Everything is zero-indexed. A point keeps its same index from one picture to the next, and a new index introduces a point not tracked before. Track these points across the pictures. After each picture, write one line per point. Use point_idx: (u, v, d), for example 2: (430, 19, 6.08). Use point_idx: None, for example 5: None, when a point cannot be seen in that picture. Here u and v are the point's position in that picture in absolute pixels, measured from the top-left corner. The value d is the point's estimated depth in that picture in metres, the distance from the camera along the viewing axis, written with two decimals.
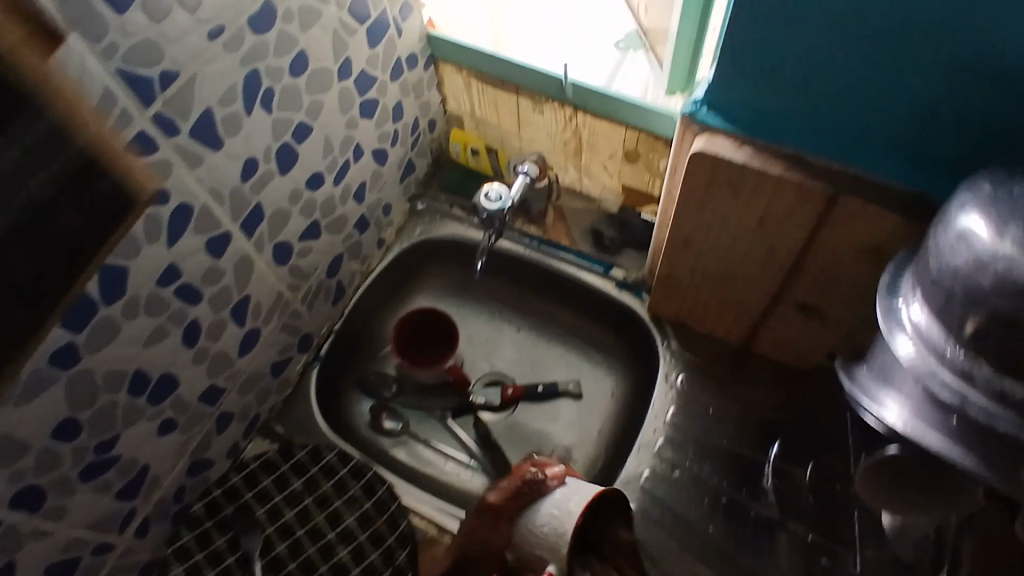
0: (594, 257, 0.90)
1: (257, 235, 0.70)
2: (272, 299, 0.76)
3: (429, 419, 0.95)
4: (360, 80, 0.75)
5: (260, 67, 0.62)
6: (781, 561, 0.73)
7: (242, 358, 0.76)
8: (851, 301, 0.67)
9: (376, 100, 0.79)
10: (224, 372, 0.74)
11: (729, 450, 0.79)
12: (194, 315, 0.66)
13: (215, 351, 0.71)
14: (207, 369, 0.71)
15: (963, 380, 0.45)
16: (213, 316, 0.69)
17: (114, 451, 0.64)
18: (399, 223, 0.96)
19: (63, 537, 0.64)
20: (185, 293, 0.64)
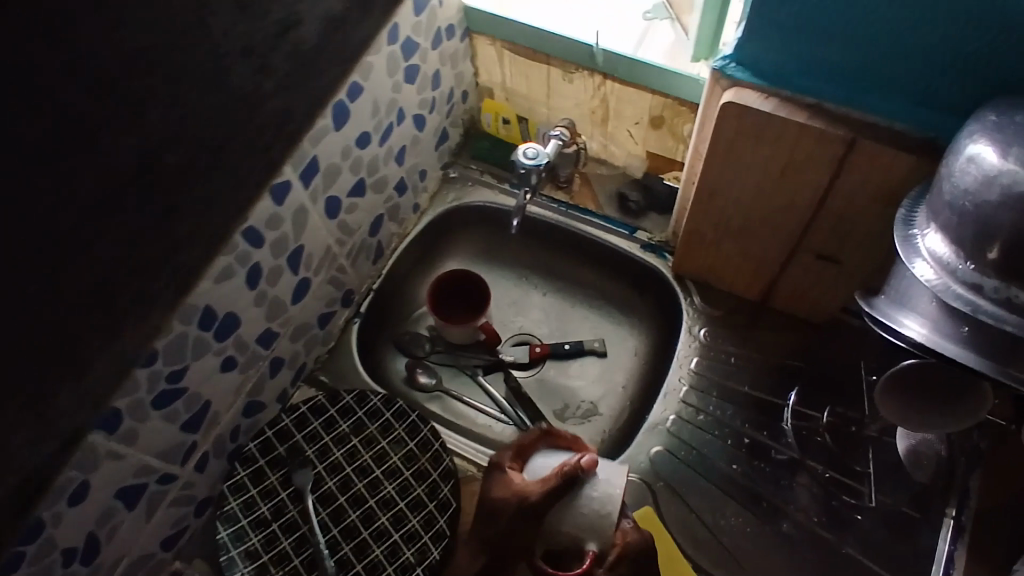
0: (619, 221, 0.96)
1: (313, 187, 0.75)
2: (322, 251, 0.82)
3: (461, 376, 1.00)
4: (405, 45, 0.80)
5: None
6: (800, 495, 0.79)
7: (295, 305, 0.81)
8: (866, 246, 0.73)
9: (418, 66, 0.84)
10: (279, 317, 0.79)
11: (749, 395, 0.85)
12: (257, 258, 0.71)
13: (272, 296, 0.76)
14: (265, 313, 0.76)
15: (974, 292, 0.50)
16: (272, 262, 0.74)
17: (183, 382, 0.68)
18: (434, 189, 1.01)
19: (135, 463, 0.67)
20: (251, 235, 0.69)
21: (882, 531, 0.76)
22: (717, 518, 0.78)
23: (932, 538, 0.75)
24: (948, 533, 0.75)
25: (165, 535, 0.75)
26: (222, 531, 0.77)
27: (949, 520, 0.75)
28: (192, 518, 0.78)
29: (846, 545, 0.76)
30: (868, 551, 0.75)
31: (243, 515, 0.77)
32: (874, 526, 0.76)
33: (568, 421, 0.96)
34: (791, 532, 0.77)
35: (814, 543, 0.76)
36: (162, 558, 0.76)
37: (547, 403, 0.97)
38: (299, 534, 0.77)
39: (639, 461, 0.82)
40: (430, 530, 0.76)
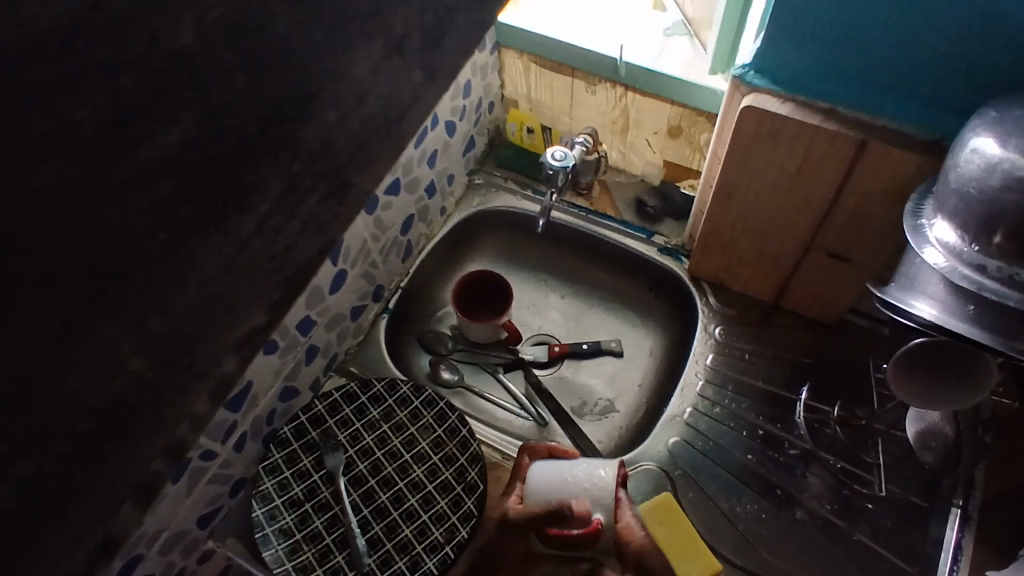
0: (637, 225, 1.02)
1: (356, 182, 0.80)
2: (359, 245, 0.86)
3: (482, 373, 1.01)
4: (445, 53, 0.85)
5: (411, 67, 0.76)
6: (813, 484, 0.82)
7: (331, 295, 0.84)
8: (876, 245, 0.78)
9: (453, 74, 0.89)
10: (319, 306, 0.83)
11: (762, 389, 0.89)
12: None
13: (314, 284, 0.80)
14: (307, 300, 0.80)
15: (978, 272, 0.55)
16: None
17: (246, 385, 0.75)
18: (459, 194, 1.07)
19: None
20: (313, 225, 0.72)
21: (892, 518, 0.79)
22: (733, 505, 0.81)
23: (940, 527, 0.78)
24: (955, 521, 0.77)
25: (201, 514, 0.76)
26: (258, 509, 0.79)
27: (955, 509, 0.78)
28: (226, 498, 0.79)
29: (858, 533, 0.79)
30: (879, 537, 0.78)
31: (277, 495, 0.80)
32: (884, 514, 0.80)
33: (588, 418, 0.98)
34: (804, 519, 0.80)
35: (827, 530, 0.79)
36: (197, 538, 0.77)
37: (566, 398, 1.00)
38: (331, 513, 0.79)
39: (658, 450, 0.85)
40: (458, 511, 0.79)
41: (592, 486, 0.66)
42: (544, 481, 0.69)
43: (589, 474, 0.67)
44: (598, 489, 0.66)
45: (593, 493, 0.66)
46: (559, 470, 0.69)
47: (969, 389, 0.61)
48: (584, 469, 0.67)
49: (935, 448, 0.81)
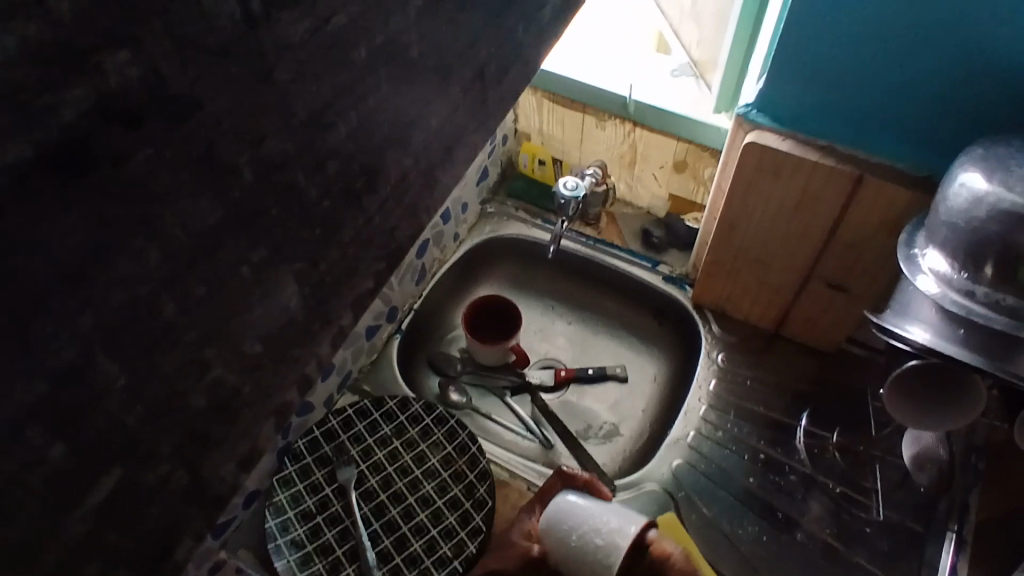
0: (642, 255, 1.06)
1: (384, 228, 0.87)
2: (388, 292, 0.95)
3: (490, 396, 1.04)
4: None
5: None
6: (813, 508, 0.84)
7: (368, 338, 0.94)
8: (872, 277, 0.82)
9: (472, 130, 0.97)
10: (358, 343, 0.93)
11: (763, 415, 0.91)
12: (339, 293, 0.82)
13: None
14: (346, 344, 0.89)
15: (967, 298, 0.60)
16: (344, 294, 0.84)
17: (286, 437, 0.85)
18: (471, 222, 1.11)
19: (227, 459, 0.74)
20: None
21: (890, 542, 0.81)
22: (734, 527, 0.83)
23: (936, 551, 0.79)
24: (951, 545, 0.78)
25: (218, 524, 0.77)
26: (270, 520, 0.80)
27: (952, 533, 0.79)
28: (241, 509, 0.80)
29: (857, 556, 0.80)
30: (876, 560, 0.80)
31: (290, 507, 0.82)
32: (882, 538, 0.81)
33: (591, 440, 1.00)
34: (805, 541, 0.82)
35: (827, 553, 0.81)
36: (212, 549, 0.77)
37: (572, 421, 1.02)
38: (342, 526, 0.81)
39: (661, 472, 0.87)
40: (467, 527, 0.81)
41: (599, 553, 0.65)
42: (556, 532, 0.69)
43: (598, 539, 0.66)
44: (605, 558, 0.65)
45: (601, 562, 0.65)
46: (572, 522, 0.68)
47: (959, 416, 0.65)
48: (593, 530, 0.66)
49: (929, 470, 0.82)
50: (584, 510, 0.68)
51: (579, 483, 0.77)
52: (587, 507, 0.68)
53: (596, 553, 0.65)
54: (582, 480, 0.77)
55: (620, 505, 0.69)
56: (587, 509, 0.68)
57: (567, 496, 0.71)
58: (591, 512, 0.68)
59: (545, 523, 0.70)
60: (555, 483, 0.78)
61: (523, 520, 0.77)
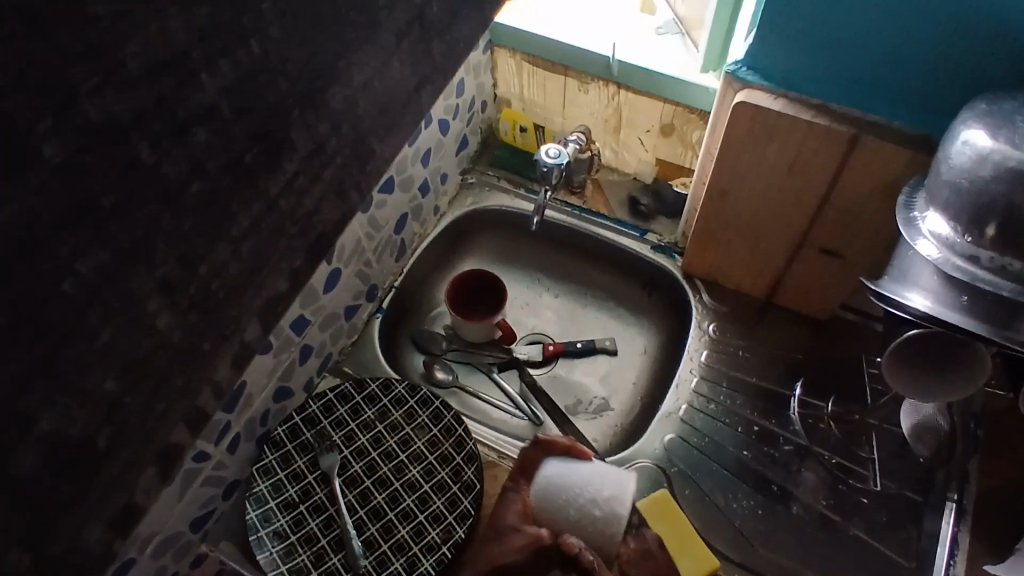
0: (630, 223, 1.03)
1: (369, 225, 0.88)
2: (350, 244, 0.85)
3: (476, 373, 1.01)
4: (439, 124, 0.94)
5: (407, 177, 0.90)
6: (807, 479, 0.82)
7: (324, 294, 0.83)
8: (867, 241, 0.79)
9: (447, 120, 0.95)
10: (315, 307, 0.82)
11: (756, 385, 0.89)
12: (326, 298, 0.84)
13: (325, 307, 0.84)
14: (300, 299, 0.79)
15: (971, 263, 0.57)
16: (331, 296, 0.85)
17: None
18: (452, 193, 1.07)
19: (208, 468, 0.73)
20: (330, 281, 0.83)
21: (887, 513, 0.80)
22: (730, 502, 0.81)
23: (935, 521, 0.78)
24: (951, 515, 0.78)
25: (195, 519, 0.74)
26: (251, 511, 0.77)
27: (951, 502, 0.78)
28: (219, 501, 0.77)
29: (853, 527, 0.79)
30: (873, 531, 0.79)
31: (272, 497, 0.79)
32: (879, 508, 0.80)
33: (581, 416, 0.98)
34: (801, 514, 0.80)
35: (824, 526, 0.79)
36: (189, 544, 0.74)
37: (562, 396, 0.99)
38: (326, 514, 0.78)
39: (653, 447, 0.85)
40: (455, 511, 0.78)
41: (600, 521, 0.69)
42: (552, 507, 0.71)
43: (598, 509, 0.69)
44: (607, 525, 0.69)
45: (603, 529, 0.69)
46: (567, 495, 0.71)
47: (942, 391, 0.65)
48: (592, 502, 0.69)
49: (928, 440, 0.82)
50: (577, 483, 0.71)
51: (559, 449, 0.75)
52: (580, 477, 0.71)
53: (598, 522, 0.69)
54: (561, 446, 0.75)
55: (609, 468, 0.72)
56: (581, 482, 0.71)
57: (555, 468, 0.73)
58: (585, 486, 0.70)
59: (538, 498, 0.72)
60: (535, 454, 0.76)
61: (513, 501, 0.73)
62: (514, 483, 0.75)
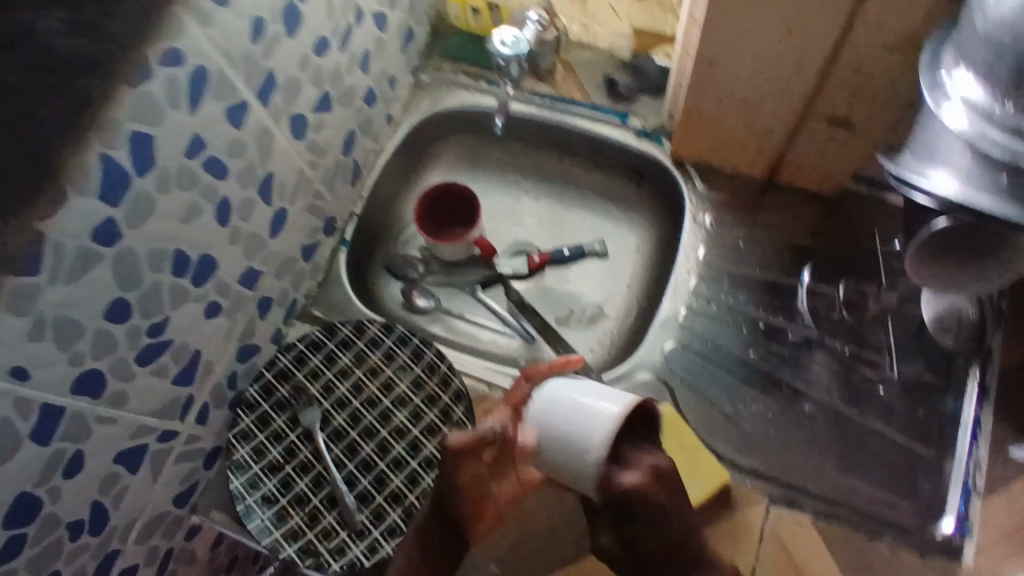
0: (609, 108, 0.91)
1: (307, 141, 0.76)
2: (258, 135, 0.68)
3: (460, 294, 0.94)
4: (377, 20, 0.81)
5: (334, 93, 0.78)
6: (819, 374, 0.77)
7: (228, 228, 0.68)
8: (882, 105, 0.68)
9: (387, 11, 0.83)
10: (224, 244, 0.68)
11: (762, 278, 0.81)
12: (274, 247, 0.76)
13: (280, 257, 0.78)
14: (244, 251, 0.71)
15: (1015, 137, 0.49)
16: (284, 249, 0.78)
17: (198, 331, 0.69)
18: (406, 97, 0.94)
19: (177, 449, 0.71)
20: (276, 223, 0.75)
21: (906, 401, 0.75)
22: (737, 408, 0.76)
23: (958, 402, 0.74)
24: (973, 396, 0.74)
25: (75, 517, 0.61)
26: (235, 480, 0.74)
27: (973, 381, 0.75)
28: (30, 519, 0.56)
29: (871, 420, 0.74)
30: (892, 422, 0.74)
31: (254, 462, 0.75)
32: (897, 396, 0.75)
33: (574, 326, 0.91)
34: (814, 413, 0.75)
35: (837, 421, 0.75)
36: (98, 544, 0.65)
37: (552, 309, 0.93)
38: (314, 472, 0.74)
39: (653, 358, 0.79)
40: None
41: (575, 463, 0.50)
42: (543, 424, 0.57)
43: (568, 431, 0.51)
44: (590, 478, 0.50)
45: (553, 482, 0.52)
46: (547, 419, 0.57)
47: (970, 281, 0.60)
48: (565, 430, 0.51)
49: (953, 329, 0.76)
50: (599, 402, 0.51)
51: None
52: (624, 405, 0.50)
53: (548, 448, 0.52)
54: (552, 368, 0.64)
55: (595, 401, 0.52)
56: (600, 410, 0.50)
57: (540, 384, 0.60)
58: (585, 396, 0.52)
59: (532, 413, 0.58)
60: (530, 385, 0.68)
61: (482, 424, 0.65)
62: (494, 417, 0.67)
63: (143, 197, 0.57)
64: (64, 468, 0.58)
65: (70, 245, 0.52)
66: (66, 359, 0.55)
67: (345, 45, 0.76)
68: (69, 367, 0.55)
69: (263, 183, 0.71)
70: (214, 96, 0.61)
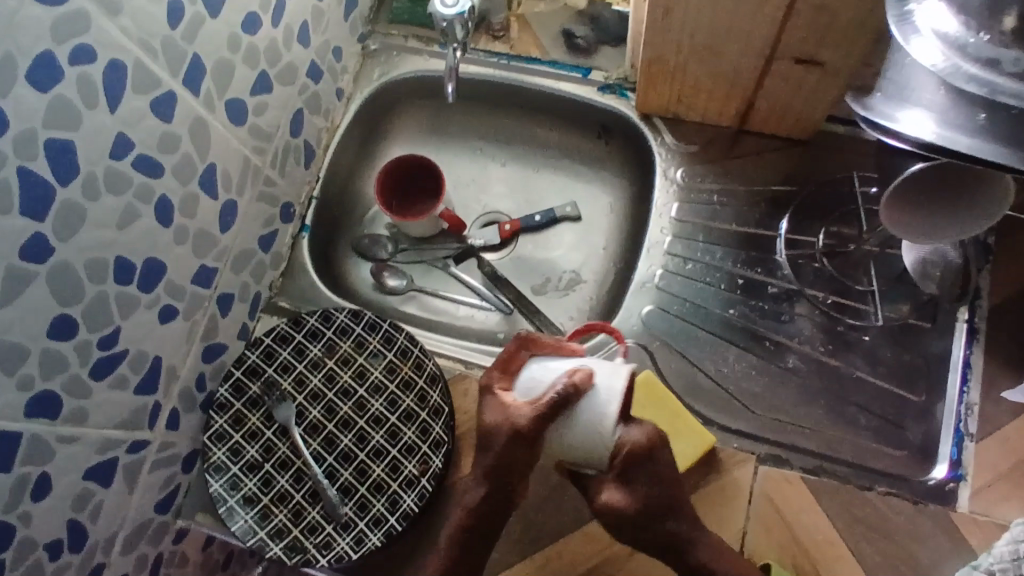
0: (569, 64, 0.87)
1: (248, 126, 0.72)
2: (191, 126, 0.64)
3: (433, 270, 0.91)
4: None
5: (273, 73, 0.73)
6: (802, 327, 0.75)
7: (172, 228, 0.64)
8: (847, 41, 0.64)
9: None
10: (170, 244, 0.64)
11: (739, 232, 0.79)
12: (226, 242, 0.72)
13: (236, 250, 0.74)
14: (194, 248, 0.68)
15: (989, 69, 0.47)
16: (239, 242, 0.74)
17: (141, 335, 0.63)
18: (354, 69, 0.89)
19: (153, 457, 0.68)
20: (226, 214, 0.71)
21: (892, 347, 0.73)
22: (720, 367, 0.74)
23: (946, 344, 0.72)
24: (962, 338, 0.72)
25: (52, 538, 0.57)
26: (214, 483, 0.71)
27: (961, 324, 0.73)
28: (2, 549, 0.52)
29: (857, 369, 0.73)
30: (878, 370, 0.72)
31: (232, 463, 0.72)
32: (882, 343, 0.73)
33: (550, 294, 0.89)
34: (798, 367, 0.73)
35: (823, 373, 0.73)
36: (80, 561, 0.60)
37: (527, 278, 0.90)
38: (295, 468, 0.72)
39: (631, 324, 0.77)
40: (428, 439, 0.72)
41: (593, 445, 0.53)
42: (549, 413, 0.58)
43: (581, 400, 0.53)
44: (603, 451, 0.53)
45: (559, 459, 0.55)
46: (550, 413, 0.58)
47: (915, 233, 0.58)
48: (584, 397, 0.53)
49: (934, 278, 0.74)
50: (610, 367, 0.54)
51: (554, 348, 0.61)
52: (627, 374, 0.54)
53: (560, 418, 0.53)
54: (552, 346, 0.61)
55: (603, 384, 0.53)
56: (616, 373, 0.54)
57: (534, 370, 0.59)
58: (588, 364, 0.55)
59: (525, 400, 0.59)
60: (520, 352, 0.61)
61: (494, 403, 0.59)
62: (498, 384, 0.61)
63: (72, 207, 0.54)
64: (30, 492, 0.54)
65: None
66: (14, 384, 0.51)
67: (279, 19, 0.72)
68: (17, 393, 0.52)
69: (204, 177, 0.67)
70: (133, 91, 0.57)
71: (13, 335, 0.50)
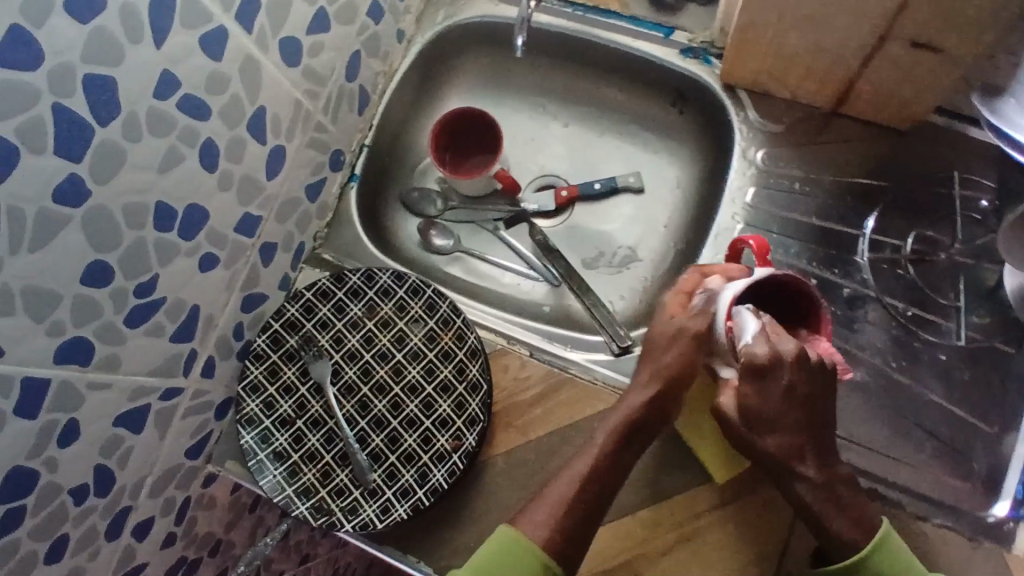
0: (649, 22, 0.79)
1: (302, 68, 0.67)
2: (241, 65, 0.60)
3: (480, 232, 0.87)
4: None
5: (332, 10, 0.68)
6: (874, 339, 0.69)
7: (216, 174, 0.61)
8: (977, 26, 0.56)
9: None
10: (213, 191, 0.61)
11: (818, 226, 0.72)
12: (272, 189, 0.69)
13: (283, 197, 0.71)
14: (238, 195, 0.64)
15: None
16: (285, 190, 0.71)
17: (178, 282, 0.61)
18: (418, 10, 0.83)
19: (186, 405, 0.67)
20: (274, 160, 0.68)
21: (971, 371, 0.67)
22: None
23: None
24: None
25: (78, 482, 0.57)
26: (246, 435, 0.70)
27: None
28: (25, 492, 0.52)
29: (931, 393, 0.67)
30: (954, 395, 0.66)
31: (265, 416, 0.71)
32: (960, 365, 0.67)
33: (602, 270, 0.84)
34: (866, 381, 0.67)
35: (892, 391, 0.67)
36: (107, 504, 0.61)
37: (580, 250, 0.85)
38: (326, 428, 0.71)
39: None
40: (463, 415, 0.69)
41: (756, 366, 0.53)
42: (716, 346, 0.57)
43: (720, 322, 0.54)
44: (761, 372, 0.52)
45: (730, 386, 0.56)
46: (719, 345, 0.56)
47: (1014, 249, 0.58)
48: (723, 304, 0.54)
49: None
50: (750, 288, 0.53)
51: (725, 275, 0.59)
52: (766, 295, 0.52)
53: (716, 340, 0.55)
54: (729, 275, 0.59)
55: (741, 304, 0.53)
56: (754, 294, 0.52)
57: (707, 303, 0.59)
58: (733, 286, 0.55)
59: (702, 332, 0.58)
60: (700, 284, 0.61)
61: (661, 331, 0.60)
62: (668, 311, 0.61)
63: (109, 148, 0.50)
64: (56, 438, 0.53)
65: (28, 210, 0.46)
66: (44, 331, 0.50)
67: None
68: (47, 339, 0.50)
69: (252, 121, 0.63)
70: (180, 25, 0.53)
71: (43, 281, 0.48)
